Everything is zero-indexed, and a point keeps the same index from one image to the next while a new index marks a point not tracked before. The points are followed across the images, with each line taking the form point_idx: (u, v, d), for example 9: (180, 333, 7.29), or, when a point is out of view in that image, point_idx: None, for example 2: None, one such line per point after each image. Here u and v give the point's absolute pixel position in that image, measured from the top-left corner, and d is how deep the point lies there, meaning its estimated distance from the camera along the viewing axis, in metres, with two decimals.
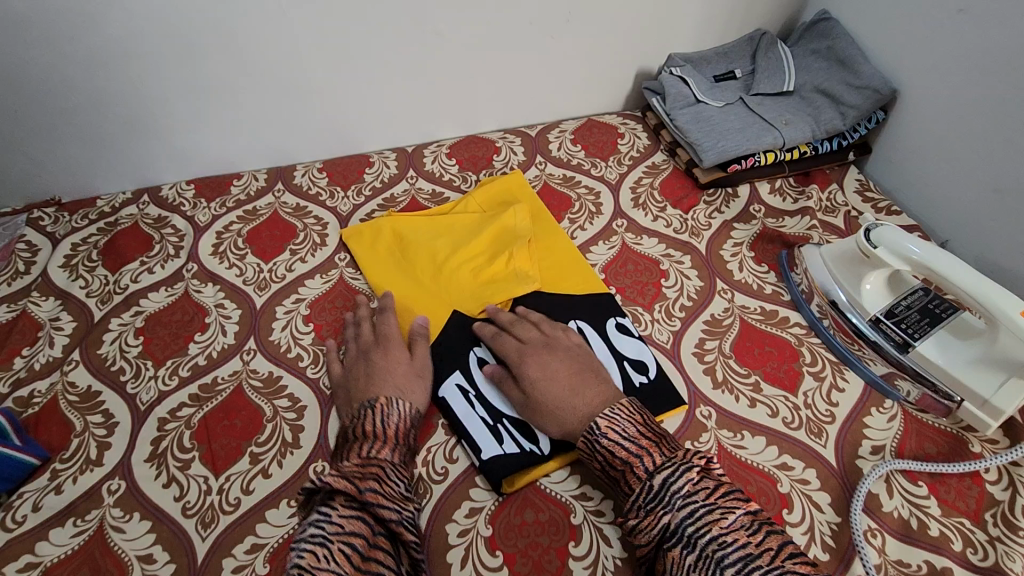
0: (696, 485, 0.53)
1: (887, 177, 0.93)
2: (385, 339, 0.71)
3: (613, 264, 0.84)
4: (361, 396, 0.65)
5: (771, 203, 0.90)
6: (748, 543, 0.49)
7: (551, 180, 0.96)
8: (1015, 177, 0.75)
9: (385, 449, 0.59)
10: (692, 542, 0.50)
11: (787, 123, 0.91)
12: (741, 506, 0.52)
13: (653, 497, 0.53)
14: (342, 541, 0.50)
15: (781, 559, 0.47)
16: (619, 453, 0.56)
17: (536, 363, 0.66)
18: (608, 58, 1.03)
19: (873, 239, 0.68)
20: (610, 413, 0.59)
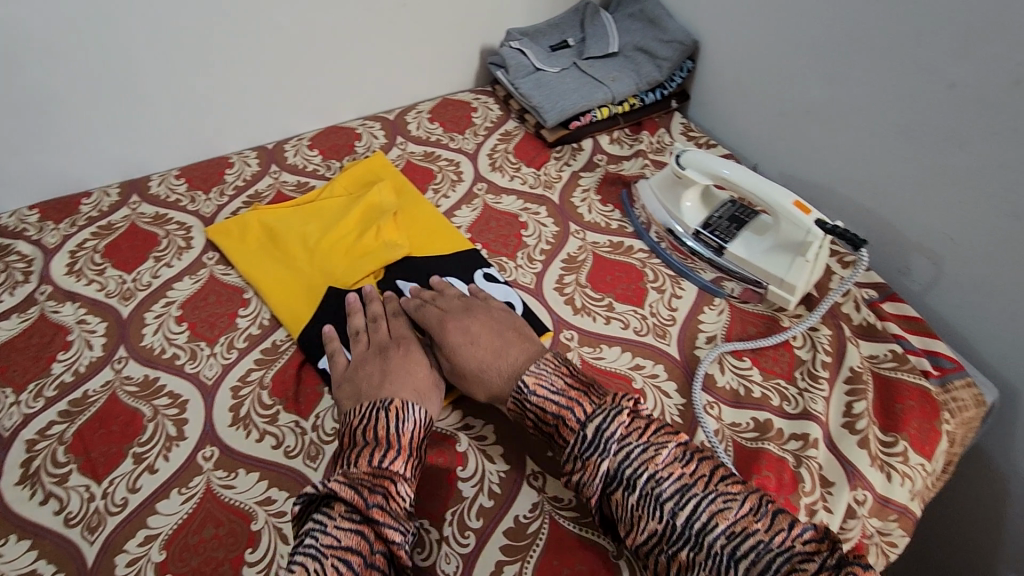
0: (628, 428, 0.57)
1: (704, 118, 1.07)
2: (403, 341, 0.70)
3: (477, 224, 0.90)
4: (372, 395, 0.63)
5: (611, 151, 1.01)
6: (682, 473, 0.55)
7: (414, 157, 1.02)
8: (791, 99, 0.89)
9: (399, 460, 0.58)
10: (631, 484, 0.55)
11: (614, 80, 1.02)
12: (671, 439, 0.57)
13: (589, 446, 0.57)
14: (337, 557, 0.51)
15: (712, 483, 0.54)
16: (550, 408, 0.60)
17: (456, 334, 0.68)
18: (452, 41, 1.10)
19: (682, 162, 0.80)
20: (535, 369, 0.63)
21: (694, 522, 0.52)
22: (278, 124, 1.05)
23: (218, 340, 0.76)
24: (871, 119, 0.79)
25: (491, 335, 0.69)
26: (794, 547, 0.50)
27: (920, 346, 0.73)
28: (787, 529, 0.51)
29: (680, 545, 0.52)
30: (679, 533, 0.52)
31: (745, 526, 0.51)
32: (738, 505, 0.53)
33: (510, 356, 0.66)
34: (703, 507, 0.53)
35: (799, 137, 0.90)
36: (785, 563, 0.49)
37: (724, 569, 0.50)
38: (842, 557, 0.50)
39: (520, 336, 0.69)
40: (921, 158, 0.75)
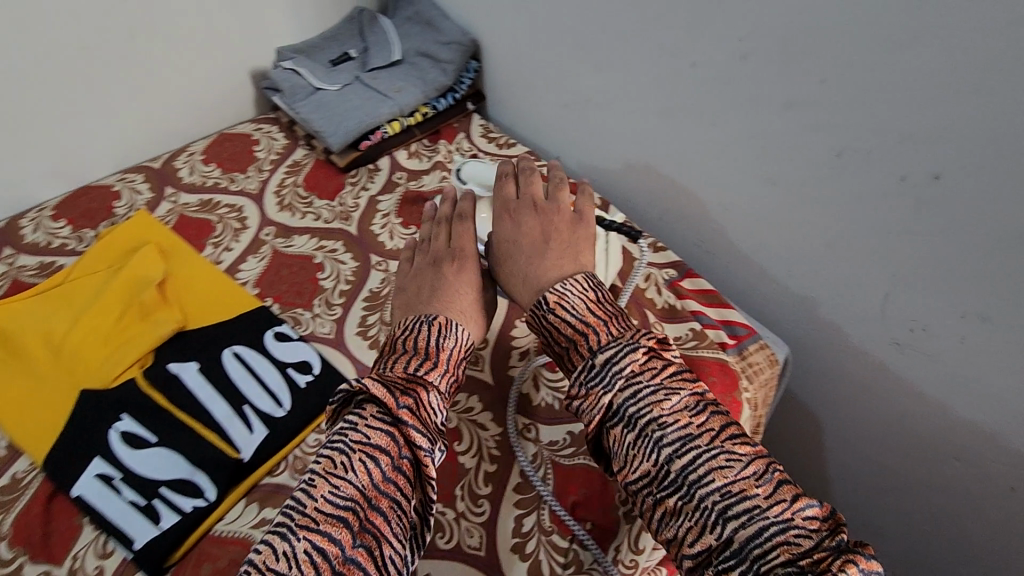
0: (641, 366, 0.52)
1: (503, 116, 1.04)
2: (459, 251, 0.69)
3: (266, 275, 0.81)
4: (423, 310, 0.64)
5: (410, 166, 0.95)
6: (688, 422, 0.50)
7: (187, 209, 0.89)
8: (571, 90, 0.88)
9: (435, 372, 0.56)
10: (633, 420, 0.51)
11: (399, 91, 0.97)
12: (687, 386, 0.52)
13: (595, 376, 0.53)
14: (366, 454, 0.49)
15: (718, 438, 0.49)
16: (564, 331, 0.57)
17: (507, 228, 0.69)
18: (212, 69, 0.98)
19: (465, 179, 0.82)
20: (561, 288, 0.60)
21: (690, 472, 0.48)
22: (8, 197, 0.88)
23: None
24: (638, 102, 0.79)
25: (534, 238, 0.67)
26: (792, 519, 0.45)
27: (718, 318, 0.75)
28: (788, 500, 0.46)
29: (668, 490, 0.48)
30: (671, 479, 0.49)
31: (744, 488, 0.46)
32: (741, 466, 0.47)
33: (547, 266, 0.64)
34: (704, 460, 0.48)
35: (586, 126, 0.89)
36: (779, 533, 0.44)
37: (710, 527, 0.46)
38: (839, 537, 0.45)
39: (563, 243, 0.66)
40: (686, 136, 0.76)
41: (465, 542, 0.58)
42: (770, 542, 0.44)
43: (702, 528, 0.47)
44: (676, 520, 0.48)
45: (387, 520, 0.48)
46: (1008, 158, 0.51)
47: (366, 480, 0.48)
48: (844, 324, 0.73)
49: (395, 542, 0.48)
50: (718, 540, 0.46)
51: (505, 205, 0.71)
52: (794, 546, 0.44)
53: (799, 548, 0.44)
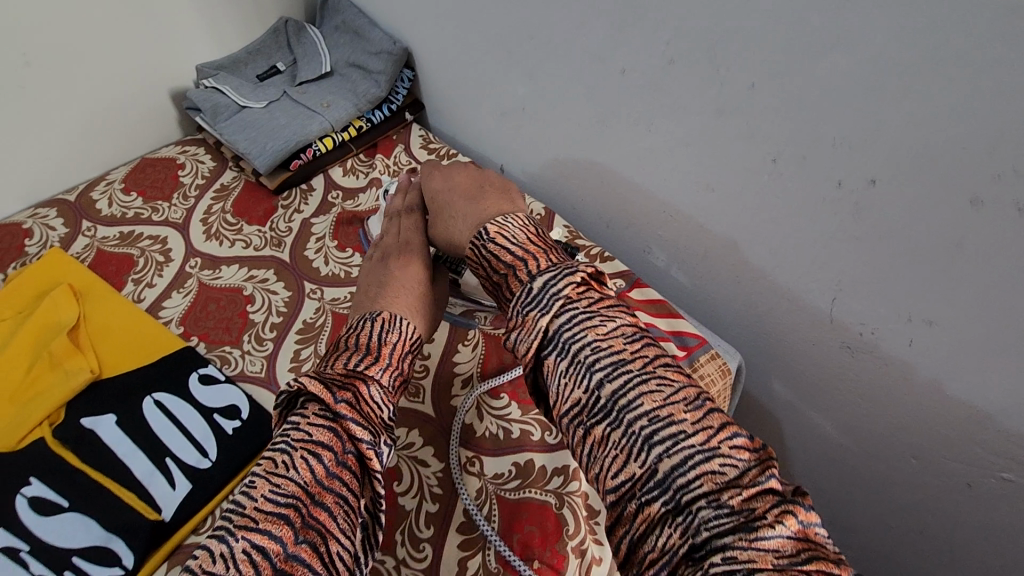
0: (577, 291, 0.50)
1: (444, 125, 1.00)
2: (406, 245, 0.68)
3: (192, 311, 0.76)
4: (367, 305, 0.60)
5: (346, 184, 0.90)
6: (623, 349, 0.47)
7: (106, 244, 0.84)
8: (507, 98, 0.85)
9: (377, 366, 0.51)
10: (566, 346, 0.48)
11: (328, 105, 0.92)
12: (625, 314, 0.50)
13: (531, 299, 0.51)
14: (308, 449, 0.45)
15: (652, 365, 0.46)
16: (505, 258, 0.55)
17: (439, 186, 0.69)
18: (127, 90, 0.92)
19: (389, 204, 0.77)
20: (502, 222, 0.58)
21: (620, 398, 0.45)
22: None
23: None
24: (572, 110, 0.77)
25: (468, 187, 0.68)
26: (720, 449, 0.42)
27: (669, 329, 0.73)
28: (716, 428, 0.43)
29: (596, 419, 0.46)
30: (602, 406, 0.46)
31: (673, 415, 0.44)
32: (671, 392, 0.45)
33: (483, 202, 0.64)
34: (634, 385, 0.45)
35: (526, 133, 0.86)
36: (705, 462, 0.42)
37: (635, 456, 0.43)
38: (772, 476, 0.42)
39: (498, 187, 0.67)
40: (625, 142, 0.73)
41: None
42: (694, 472, 0.42)
43: (629, 456, 0.44)
44: (602, 452, 0.45)
45: (332, 516, 0.43)
46: (946, 160, 0.49)
47: (308, 476, 0.44)
48: (795, 327, 0.71)
49: (343, 539, 0.43)
50: (642, 470, 0.43)
51: (440, 168, 0.73)
52: (718, 476, 0.41)
53: (726, 480, 0.41)
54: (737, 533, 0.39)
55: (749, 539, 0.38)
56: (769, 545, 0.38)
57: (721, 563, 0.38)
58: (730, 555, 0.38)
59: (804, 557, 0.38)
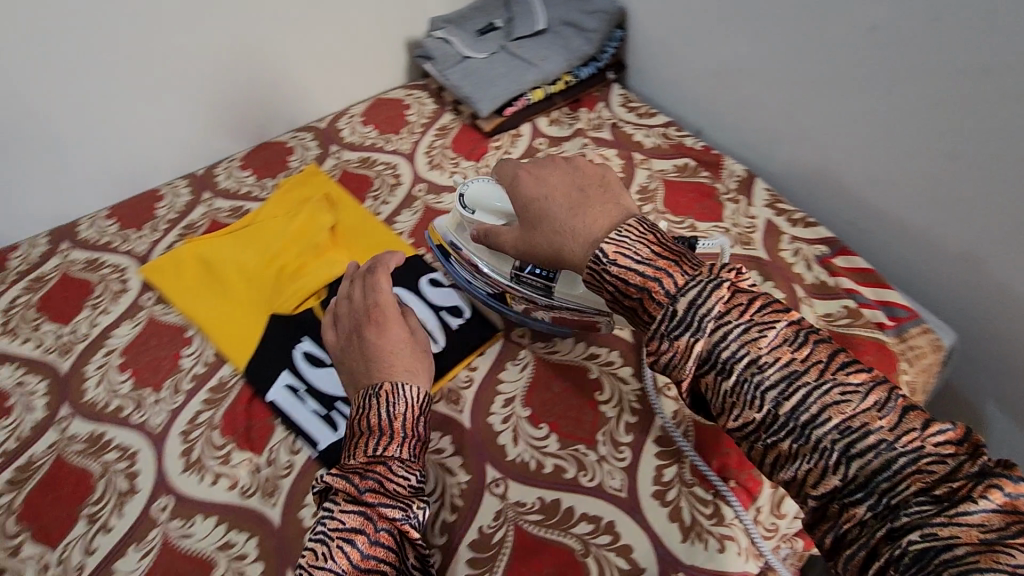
0: (727, 304, 0.49)
1: (644, 86, 1.04)
2: (377, 308, 0.64)
3: (420, 227, 0.88)
4: (366, 380, 0.60)
5: (551, 133, 0.98)
6: (791, 358, 0.47)
7: (350, 165, 0.98)
8: (724, 56, 0.88)
9: (393, 444, 0.55)
10: (727, 366, 0.48)
11: (543, 59, 0.99)
12: (783, 318, 0.49)
13: (678, 325, 0.49)
14: (343, 537, 0.49)
15: (830, 372, 0.46)
16: (633, 280, 0.52)
17: (532, 188, 0.64)
18: (371, 37, 1.06)
19: (471, 204, 0.71)
20: (617, 237, 0.54)
21: (802, 413, 0.45)
22: (205, 150, 1.02)
23: (163, 384, 0.74)
24: (799, 70, 0.79)
25: (566, 189, 0.62)
26: (924, 448, 0.42)
27: (874, 298, 0.72)
28: (917, 427, 0.43)
29: (781, 436, 0.46)
30: (781, 423, 0.46)
31: (866, 422, 0.44)
32: (860, 399, 0.44)
33: (593, 215, 0.58)
34: (814, 399, 0.45)
35: (738, 95, 0.89)
36: (909, 465, 0.42)
37: (833, 467, 0.44)
38: (982, 463, 0.41)
39: (598, 187, 0.61)
40: (854, 103, 0.74)
41: (608, 483, 0.61)
42: (899, 474, 0.42)
43: (824, 469, 0.44)
44: (792, 463, 0.46)
45: None
46: None
47: (345, 564, 0.48)
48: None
49: None
50: (843, 480, 0.43)
51: (525, 168, 0.67)
52: (926, 476, 0.41)
53: (933, 476, 0.41)
54: (940, 513, 0.40)
55: (949, 515, 0.39)
56: (974, 520, 0.39)
57: (920, 540, 0.39)
58: (930, 532, 0.39)
59: (1016, 530, 0.38)
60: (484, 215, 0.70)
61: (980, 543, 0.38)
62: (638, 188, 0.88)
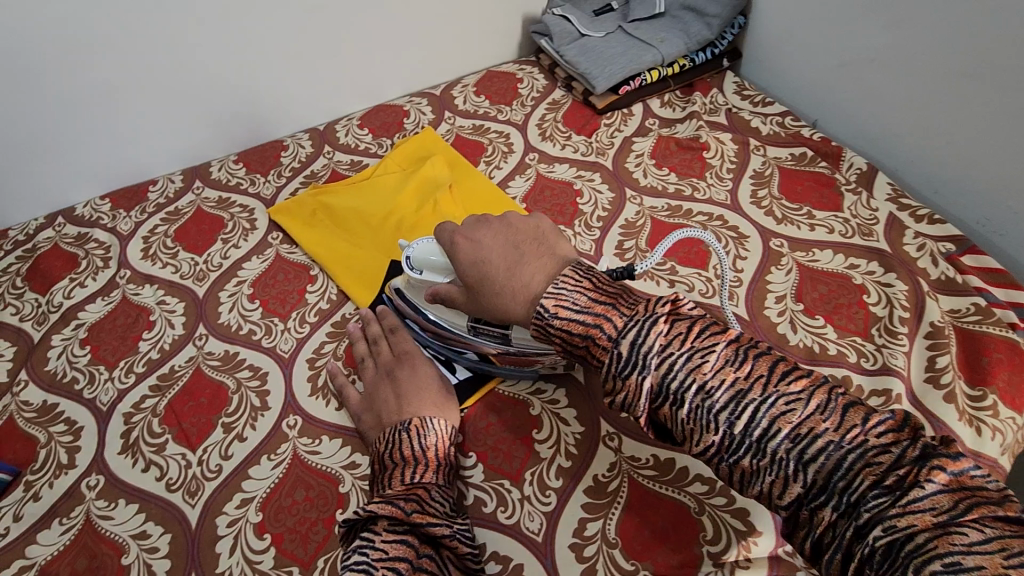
0: (669, 336, 0.46)
1: (759, 76, 1.04)
2: (407, 356, 0.68)
3: (532, 194, 0.90)
4: (394, 419, 0.62)
5: (663, 114, 0.99)
6: (735, 378, 0.44)
7: (463, 131, 1.01)
8: (854, 48, 0.87)
9: (430, 471, 0.57)
10: (678, 397, 0.44)
11: (663, 40, 0.99)
12: (721, 339, 0.46)
13: (625, 364, 0.46)
14: (388, 566, 0.48)
15: (773, 384, 0.43)
16: (576, 329, 0.50)
17: (467, 244, 0.62)
18: (491, 11, 1.09)
19: (416, 264, 0.69)
20: (555, 290, 0.52)
21: (754, 429, 0.42)
22: (326, 107, 1.07)
23: (290, 316, 0.79)
24: (939, 65, 0.77)
25: (503, 249, 0.60)
26: (868, 442, 0.40)
27: (1005, 300, 0.72)
28: (859, 422, 0.41)
29: (741, 454, 0.42)
30: (740, 442, 0.42)
31: (811, 428, 0.41)
32: (804, 407, 0.42)
33: (527, 272, 0.56)
34: (763, 413, 0.42)
35: (864, 88, 0.87)
36: (859, 461, 0.39)
37: (792, 476, 0.41)
38: (921, 445, 0.40)
39: (536, 244, 0.59)
40: (997, 102, 0.73)
41: None
42: (850, 471, 0.39)
43: (787, 479, 0.41)
44: (755, 478, 0.42)
45: None
46: None
47: None
48: None
49: None
50: (805, 486, 0.41)
51: (461, 232, 0.63)
52: (877, 468, 0.39)
53: (882, 468, 0.39)
54: (894, 503, 0.38)
55: (903, 505, 0.37)
56: (924, 505, 0.37)
57: (883, 535, 0.37)
58: (891, 525, 0.37)
59: (964, 507, 0.36)
60: (432, 275, 0.68)
61: (935, 527, 0.36)
62: (752, 173, 0.88)
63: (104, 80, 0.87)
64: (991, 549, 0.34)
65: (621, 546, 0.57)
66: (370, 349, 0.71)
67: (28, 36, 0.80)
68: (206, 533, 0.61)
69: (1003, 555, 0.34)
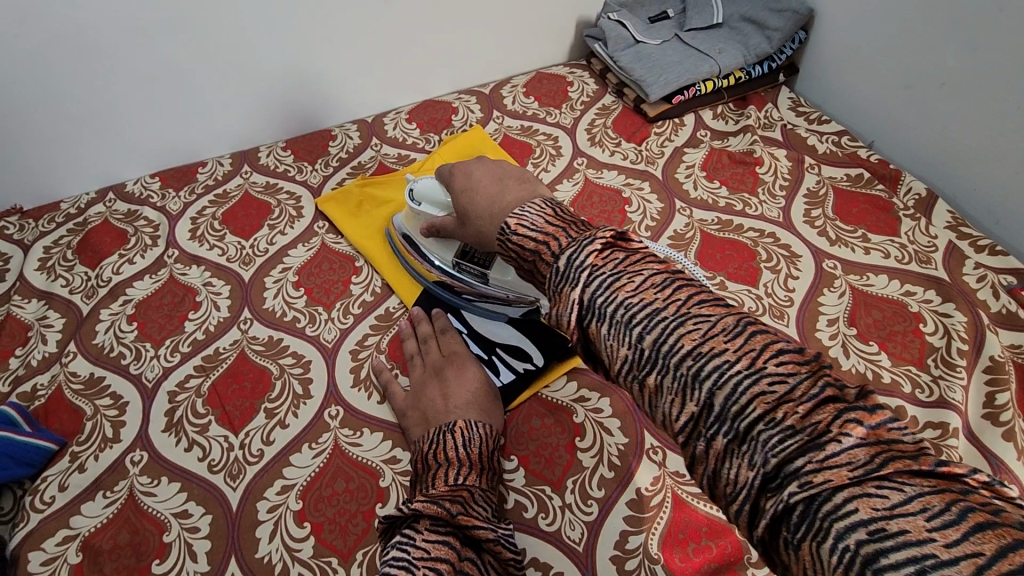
0: (602, 255, 0.42)
1: (815, 92, 1.02)
2: (457, 358, 0.68)
3: (580, 198, 0.89)
4: (439, 419, 0.62)
5: (715, 126, 0.98)
6: (654, 299, 0.39)
7: (511, 131, 1.01)
8: (920, 71, 0.85)
9: (473, 475, 0.56)
10: (601, 314, 0.40)
11: (720, 51, 0.98)
12: (653, 266, 0.42)
13: (560, 277, 0.42)
14: (429, 566, 0.46)
15: (688, 306, 0.39)
16: (528, 245, 0.46)
17: (460, 177, 0.62)
18: (546, 12, 1.08)
19: (417, 199, 0.74)
20: (520, 212, 0.49)
21: (662, 343, 0.38)
22: (376, 99, 1.07)
23: (334, 305, 0.79)
24: (1011, 94, 0.75)
25: (488, 182, 0.59)
26: (767, 369, 0.35)
27: None
28: (759, 350, 0.36)
29: (647, 371, 0.38)
30: (649, 358, 0.38)
31: (714, 347, 0.37)
32: (709, 326, 0.37)
33: (505, 199, 0.54)
34: (670, 328, 0.38)
35: (926, 111, 0.86)
36: (755, 385, 0.35)
37: (689, 398, 0.37)
38: (824, 383, 0.35)
39: (521, 176, 0.57)
40: None
41: None
42: (745, 398, 0.35)
43: (686, 397, 0.37)
44: (659, 401, 0.38)
45: None
46: None
47: None
48: None
49: None
50: (700, 406, 0.36)
51: (460, 165, 0.65)
52: (771, 396, 0.35)
53: (778, 399, 0.34)
54: (806, 458, 0.32)
55: (819, 460, 0.32)
56: (840, 459, 0.32)
57: (800, 492, 0.32)
58: (806, 482, 0.32)
59: (879, 462, 0.31)
60: (431, 210, 0.72)
61: (851, 484, 0.31)
62: (806, 192, 0.86)
63: (165, 58, 0.88)
64: (913, 510, 0.29)
65: (663, 562, 0.56)
66: (419, 351, 0.71)
67: (97, 13, 0.80)
68: (246, 518, 0.61)
69: (925, 516, 0.29)
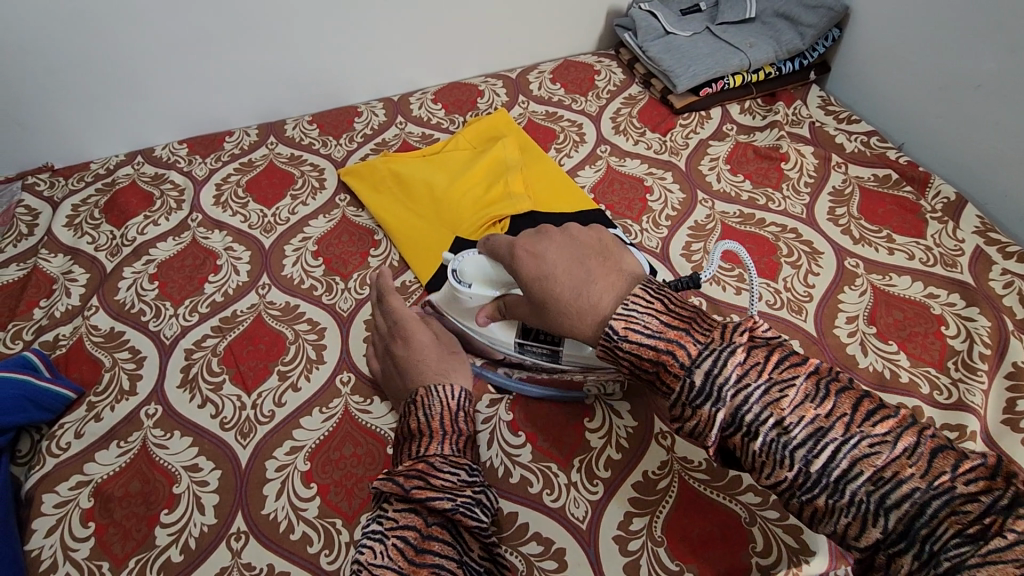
0: (746, 365, 0.43)
1: (847, 92, 1.01)
2: (399, 326, 0.66)
3: (601, 184, 0.89)
4: (405, 393, 0.62)
5: (742, 121, 0.97)
6: (815, 414, 0.41)
7: (536, 116, 1.01)
8: (955, 73, 0.83)
9: (435, 443, 0.55)
10: (749, 428, 0.42)
11: (751, 45, 0.97)
12: (800, 371, 0.43)
13: (699, 394, 0.44)
14: (397, 535, 0.48)
15: (857, 424, 0.40)
16: (647, 355, 0.47)
17: (525, 256, 0.56)
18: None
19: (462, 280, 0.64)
20: (625, 311, 0.48)
21: (833, 468, 0.40)
22: (403, 78, 1.08)
23: (351, 276, 0.80)
24: None
25: (567, 263, 0.54)
26: (955, 489, 0.37)
27: None
28: (945, 469, 0.38)
29: (815, 492, 0.40)
30: (816, 481, 0.40)
31: (897, 470, 0.38)
32: (890, 449, 0.39)
33: (595, 289, 0.51)
34: (844, 453, 0.40)
35: (960, 114, 0.84)
36: (944, 507, 0.37)
37: (873, 519, 0.39)
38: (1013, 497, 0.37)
39: (603, 256, 0.54)
40: None
41: None
42: (934, 518, 0.37)
43: (864, 520, 0.39)
44: (830, 517, 0.40)
45: None
46: None
47: (400, 561, 0.47)
48: None
49: None
50: (884, 532, 0.38)
51: (520, 243, 0.58)
52: (962, 516, 0.36)
53: (969, 517, 0.36)
54: (975, 551, 0.36)
55: (984, 555, 0.35)
56: (1010, 555, 0.35)
57: None
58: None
59: None
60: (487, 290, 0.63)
61: None
62: (832, 190, 0.85)
63: (201, 26, 0.89)
64: None
65: (666, 545, 0.56)
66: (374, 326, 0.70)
67: None
68: (254, 475, 0.62)
69: None
